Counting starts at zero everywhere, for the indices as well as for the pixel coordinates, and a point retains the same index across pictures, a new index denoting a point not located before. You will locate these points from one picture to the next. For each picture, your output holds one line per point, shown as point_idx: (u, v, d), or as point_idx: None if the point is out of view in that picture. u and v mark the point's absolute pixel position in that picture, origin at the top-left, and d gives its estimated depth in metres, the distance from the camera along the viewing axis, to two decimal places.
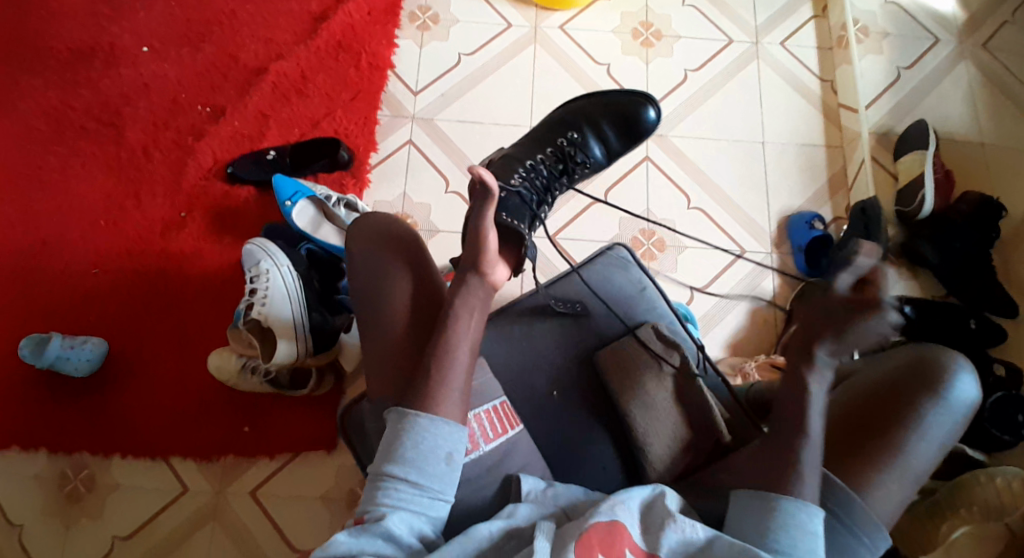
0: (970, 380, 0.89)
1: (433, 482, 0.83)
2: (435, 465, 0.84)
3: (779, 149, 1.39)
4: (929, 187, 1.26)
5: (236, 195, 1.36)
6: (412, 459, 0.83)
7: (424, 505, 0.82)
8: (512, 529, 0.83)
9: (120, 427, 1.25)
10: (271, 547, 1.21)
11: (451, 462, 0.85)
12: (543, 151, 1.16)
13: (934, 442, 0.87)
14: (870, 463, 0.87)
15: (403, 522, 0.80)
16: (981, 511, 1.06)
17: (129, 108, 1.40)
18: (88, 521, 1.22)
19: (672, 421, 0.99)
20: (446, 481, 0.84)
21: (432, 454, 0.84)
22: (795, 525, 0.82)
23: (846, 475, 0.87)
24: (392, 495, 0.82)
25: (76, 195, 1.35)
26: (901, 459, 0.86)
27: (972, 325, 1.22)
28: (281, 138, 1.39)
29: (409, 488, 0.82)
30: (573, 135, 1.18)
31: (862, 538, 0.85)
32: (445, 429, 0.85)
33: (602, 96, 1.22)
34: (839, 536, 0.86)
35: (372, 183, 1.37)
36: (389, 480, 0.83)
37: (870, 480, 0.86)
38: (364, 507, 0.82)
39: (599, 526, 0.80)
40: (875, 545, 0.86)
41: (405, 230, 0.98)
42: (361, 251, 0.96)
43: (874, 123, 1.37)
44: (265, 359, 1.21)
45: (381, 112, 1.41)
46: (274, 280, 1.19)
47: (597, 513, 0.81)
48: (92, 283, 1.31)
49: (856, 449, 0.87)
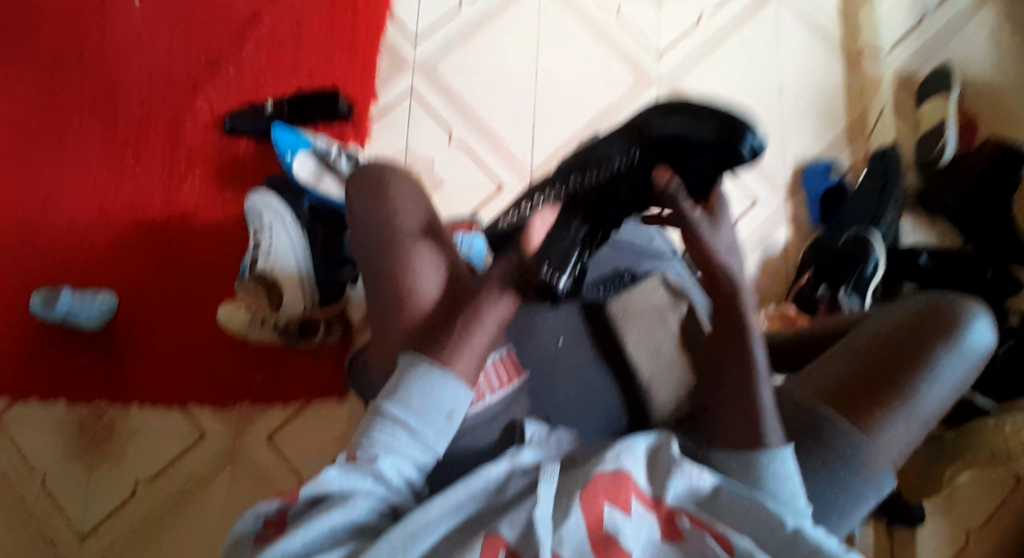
0: (986, 325, 0.96)
1: (428, 433, 0.86)
2: (435, 417, 0.86)
3: (798, 95, 1.33)
4: (951, 134, 1.22)
5: (236, 148, 1.35)
6: (415, 407, 0.85)
7: (415, 452, 0.85)
8: (518, 469, 0.87)
9: (134, 379, 1.28)
10: (282, 482, 1.25)
11: (452, 418, 0.87)
12: (592, 171, 0.87)
13: (943, 387, 0.93)
14: (881, 405, 0.91)
15: (393, 466, 0.84)
16: (988, 458, 1.09)
17: (124, 58, 1.37)
18: (109, 466, 1.24)
19: (674, 369, 1.04)
20: (441, 435, 0.86)
21: (435, 407, 0.86)
22: (771, 474, 0.86)
23: (857, 417, 0.91)
24: (386, 436, 0.85)
25: (76, 149, 1.33)
26: (912, 401, 0.91)
27: (988, 274, 1.18)
28: (278, 89, 1.36)
29: (405, 432, 0.85)
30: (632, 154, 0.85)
31: (863, 476, 0.90)
32: (454, 386, 0.86)
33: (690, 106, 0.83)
34: (841, 473, 0.90)
35: (374, 134, 1.34)
36: (387, 420, 0.85)
37: (880, 423, 0.90)
38: (358, 443, 0.85)
39: (604, 475, 0.81)
40: (876, 483, 0.91)
41: (417, 190, 0.98)
42: (358, 205, 0.97)
43: (895, 68, 1.34)
44: (273, 311, 1.23)
45: (380, 59, 1.38)
46: (278, 233, 1.23)
47: (604, 461, 0.83)
48: (98, 238, 1.31)
49: (868, 393, 0.92)
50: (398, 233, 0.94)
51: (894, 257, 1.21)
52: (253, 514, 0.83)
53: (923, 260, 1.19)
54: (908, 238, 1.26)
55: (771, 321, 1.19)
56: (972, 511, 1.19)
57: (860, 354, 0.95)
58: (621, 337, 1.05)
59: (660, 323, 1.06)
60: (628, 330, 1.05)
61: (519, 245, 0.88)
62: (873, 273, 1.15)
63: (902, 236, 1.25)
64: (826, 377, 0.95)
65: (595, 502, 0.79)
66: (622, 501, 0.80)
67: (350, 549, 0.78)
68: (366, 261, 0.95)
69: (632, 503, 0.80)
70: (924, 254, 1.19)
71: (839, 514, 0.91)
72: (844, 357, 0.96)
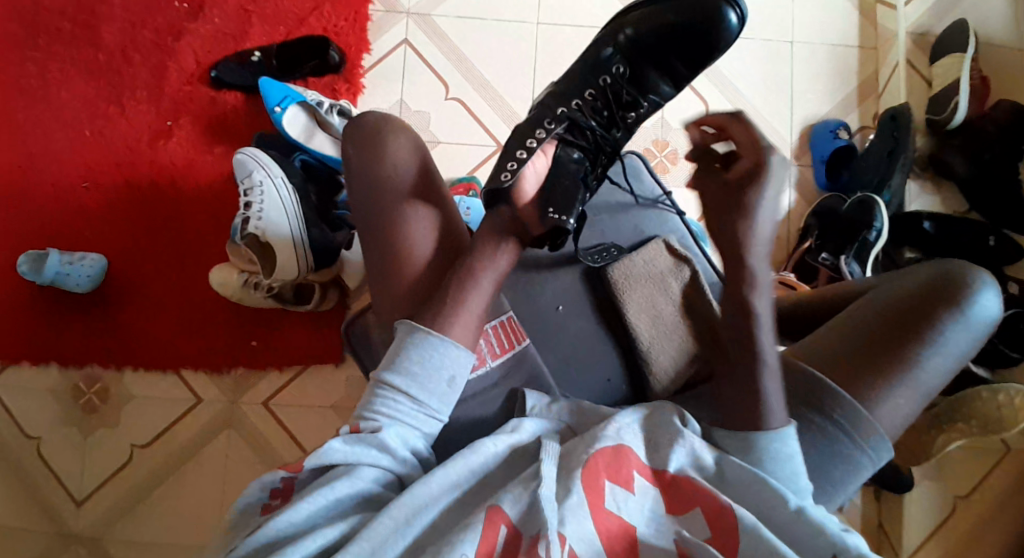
0: (995, 294, 0.93)
1: (430, 399, 0.85)
2: (436, 383, 0.85)
3: (809, 48, 1.28)
4: (964, 93, 1.17)
5: (222, 101, 1.28)
6: (415, 374, 0.85)
7: (419, 420, 0.84)
8: (517, 446, 0.85)
9: (129, 342, 1.26)
10: (282, 448, 1.26)
11: (453, 384, 0.86)
12: (581, 94, 1.00)
13: (946, 358, 0.91)
14: (881, 379, 0.90)
15: (397, 436, 0.82)
16: (981, 426, 1.12)
17: (102, 4, 1.30)
18: (107, 430, 1.26)
19: (678, 336, 1.00)
20: (443, 401, 0.86)
21: (435, 374, 0.85)
22: (773, 455, 0.82)
23: (856, 391, 0.90)
24: (389, 406, 0.84)
25: (56, 103, 1.28)
26: (913, 373, 0.90)
27: (990, 242, 1.17)
28: (265, 36, 1.29)
29: (406, 401, 0.84)
30: (618, 70, 1.00)
31: (863, 448, 0.90)
32: (454, 352, 0.86)
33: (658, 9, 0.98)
34: (839, 446, 0.90)
35: (367, 88, 1.28)
36: (388, 389, 0.84)
37: (879, 397, 0.89)
38: (361, 413, 0.84)
39: (605, 451, 0.81)
40: (877, 456, 0.90)
41: (417, 142, 0.95)
42: (355, 152, 0.93)
43: (912, 22, 1.26)
44: (266, 275, 1.18)
45: (373, 6, 1.30)
46: (267, 193, 1.17)
47: (603, 438, 0.82)
48: (82, 197, 1.27)
49: (868, 366, 0.91)
50: (397, 188, 0.91)
51: (899, 222, 1.19)
52: (257, 485, 0.79)
53: (926, 226, 1.17)
54: (913, 203, 1.23)
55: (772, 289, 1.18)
56: (961, 480, 1.22)
57: (862, 325, 0.93)
58: (621, 302, 1.01)
59: (660, 289, 1.02)
60: (629, 293, 1.01)
61: (512, 197, 0.92)
62: (878, 239, 1.12)
63: (907, 200, 1.23)
64: (825, 347, 0.93)
65: (596, 479, 0.79)
66: (623, 479, 0.80)
67: (352, 523, 0.76)
68: (363, 214, 0.92)
69: (634, 479, 0.80)
70: (928, 220, 1.17)
71: (837, 484, 0.91)
72: (846, 327, 0.94)
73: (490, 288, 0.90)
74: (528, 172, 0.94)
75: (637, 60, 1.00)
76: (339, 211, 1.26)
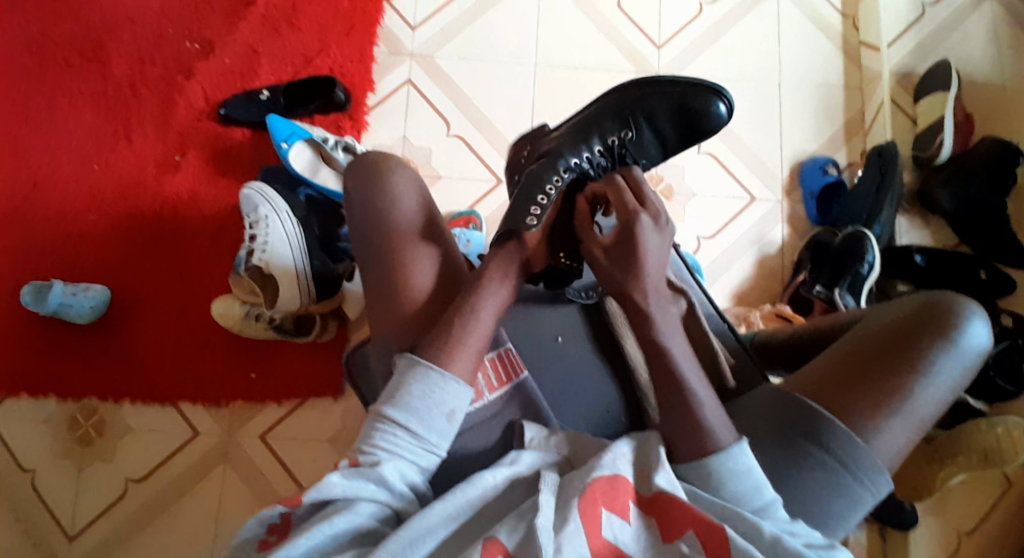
0: (983, 324, 0.92)
1: (429, 434, 0.85)
2: (436, 418, 0.85)
3: (797, 89, 1.33)
4: (948, 130, 1.21)
5: (229, 136, 1.32)
6: (415, 409, 0.84)
7: (416, 455, 0.84)
8: (516, 477, 0.84)
9: (127, 373, 1.27)
10: (278, 481, 1.25)
11: (452, 419, 0.86)
12: (589, 147, 0.97)
13: (940, 386, 0.90)
14: (875, 407, 0.88)
15: (396, 470, 0.82)
16: (980, 457, 1.11)
17: (116, 42, 1.35)
18: (101, 463, 1.25)
19: None
20: (442, 435, 0.85)
21: (434, 408, 0.85)
22: (731, 473, 0.82)
23: (850, 420, 0.89)
24: (388, 440, 0.83)
25: (67, 137, 1.32)
26: (907, 402, 0.89)
27: (982, 275, 1.19)
28: (273, 76, 1.34)
29: (405, 435, 0.84)
30: (625, 133, 0.98)
31: (859, 479, 0.89)
32: (454, 388, 0.86)
33: (669, 83, 0.99)
34: (837, 477, 0.89)
35: (370, 125, 1.33)
36: (385, 423, 0.84)
37: (875, 426, 0.88)
38: (360, 447, 0.83)
39: (601, 480, 0.80)
40: (875, 489, 0.89)
41: (417, 179, 0.97)
42: (357, 187, 0.95)
43: (896, 64, 1.32)
44: (269, 306, 1.22)
45: (378, 48, 1.36)
46: (273, 225, 1.19)
47: (601, 467, 0.82)
48: (88, 228, 1.29)
49: (861, 395, 0.89)
50: (398, 223, 0.93)
51: (890, 255, 1.21)
52: (255, 520, 0.79)
53: (918, 260, 1.19)
54: (904, 237, 1.26)
55: (767, 321, 1.19)
56: (963, 514, 1.21)
57: (853, 355, 0.92)
58: (619, 335, 1.02)
59: None
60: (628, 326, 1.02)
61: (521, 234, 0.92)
62: (870, 273, 1.15)
63: (898, 234, 1.26)
64: (817, 376, 0.92)
65: (594, 508, 0.78)
66: (620, 508, 0.79)
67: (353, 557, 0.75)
68: (366, 244, 0.94)
69: (630, 510, 0.80)
70: (919, 254, 1.19)
71: (832, 515, 0.90)
72: (837, 357, 0.93)
73: (490, 324, 0.90)
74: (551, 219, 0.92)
75: (641, 126, 0.99)
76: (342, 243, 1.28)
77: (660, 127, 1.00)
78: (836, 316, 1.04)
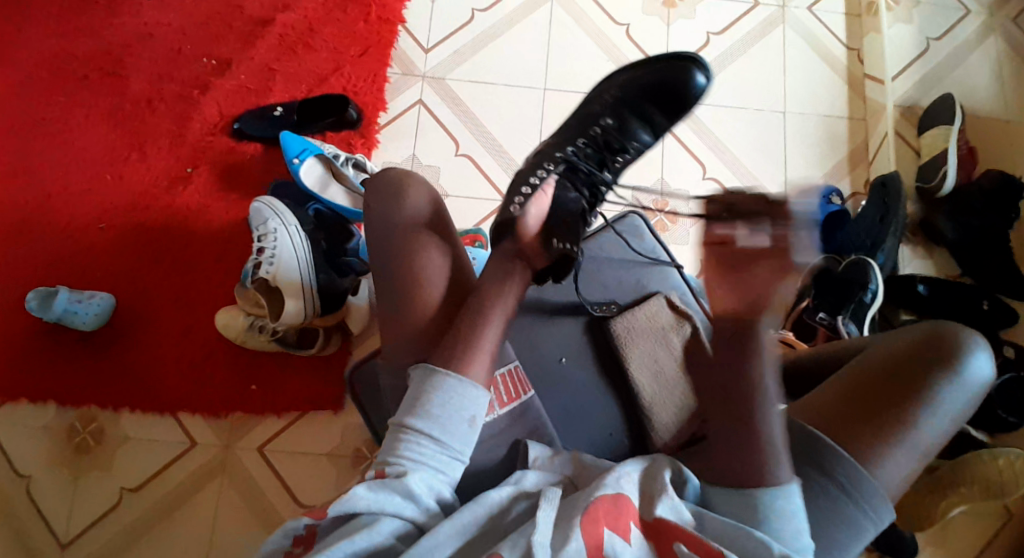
0: (987, 357, 0.91)
1: (453, 441, 0.84)
2: (458, 425, 0.85)
3: (802, 119, 1.36)
4: (951, 163, 1.23)
5: (241, 151, 1.34)
6: (437, 417, 0.84)
7: (442, 462, 0.83)
8: (520, 493, 0.83)
9: (127, 381, 1.27)
10: (276, 498, 1.23)
11: (474, 424, 0.86)
12: (575, 142, 1.07)
13: (944, 418, 0.89)
14: (880, 438, 0.88)
15: (423, 482, 0.81)
16: (980, 490, 1.10)
17: (133, 59, 1.38)
18: (98, 472, 1.24)
19: (677, 392, 0.99)
20: (465, 442, 0.85)
21: (456, 416, 0.85)
22: (779, 511, 0.79)
23: (856, 449, 0.87)
24: (413, 450, 0.83)
25: (81, 148, 1.34)
26: (912, 434, 0.88)
27: (984, 306, 1.20)
28: (287, 93, 1.37)
29: (430, 444, 0.83)
30: (607, 122, 1.09)
31: (865, 511, 0.86)
32: (472, 392, 0.86)
33: (638, 71, 1.11)
34: (844, 508, 0.86)
35: (381, 143, 1.35)
36: (410, 432, 0.84)
37: (879, 456, 0.87)
38: (386, 459, 0.83)
39: (605, 499, 0.79)
40: (879, 519, 0.87)
41: (434, 193, 0.97)
42: (374, 204, 0.96)
43: (899, 96, 1.35)
44: (272, 318, 1.20)
45: (390, 69, 1.39)
46: (281, 240, 1.20)
47: (604, 486, 0.81)
48: (97, 238, 1.31)
49: (867, 425, 0.88)
50: (412, 235, 0.93)
51: (893, 284, 1.22)
52: (281, 532, 0.78)
53: (920, 290, 1.20)
54: (906, 266, 1.27)
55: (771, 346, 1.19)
56: (964, 547, 1.20)
57: (858, 384, 0.91)
58: (623, 356, 1.00)
59: (661, 343, 1.02)
60: (632, 348, 1.00)
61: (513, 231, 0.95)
62: (874, 301, 1.15)
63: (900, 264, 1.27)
64: (822, 404, 0.91)
65: (596, 527, 0.77)
66: (622, 528, 0.78)
67: None
68: (376, 254, 0.94)
69: (631, 531, 0.78)
70: (922, 283, 1.20)
71: (837, 548, 0.87)
72: (842, 384, 0.92)
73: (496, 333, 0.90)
74: (532, 210, 0.97)
75: (625, 114, 1.09)
76: (348, 257, 1.28)
77: (641, 111, 1.10)
78: (838, 344, 1.03)
